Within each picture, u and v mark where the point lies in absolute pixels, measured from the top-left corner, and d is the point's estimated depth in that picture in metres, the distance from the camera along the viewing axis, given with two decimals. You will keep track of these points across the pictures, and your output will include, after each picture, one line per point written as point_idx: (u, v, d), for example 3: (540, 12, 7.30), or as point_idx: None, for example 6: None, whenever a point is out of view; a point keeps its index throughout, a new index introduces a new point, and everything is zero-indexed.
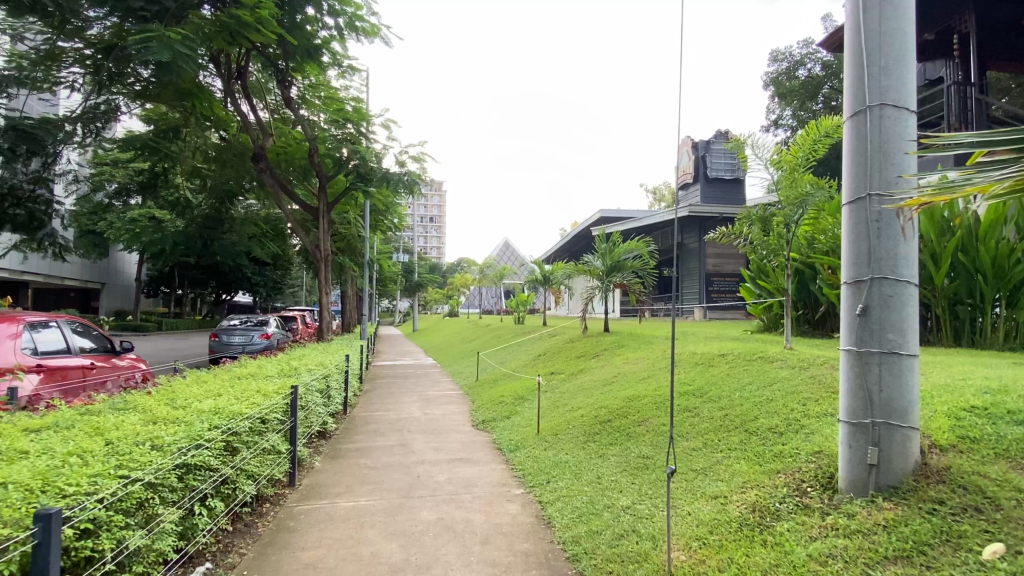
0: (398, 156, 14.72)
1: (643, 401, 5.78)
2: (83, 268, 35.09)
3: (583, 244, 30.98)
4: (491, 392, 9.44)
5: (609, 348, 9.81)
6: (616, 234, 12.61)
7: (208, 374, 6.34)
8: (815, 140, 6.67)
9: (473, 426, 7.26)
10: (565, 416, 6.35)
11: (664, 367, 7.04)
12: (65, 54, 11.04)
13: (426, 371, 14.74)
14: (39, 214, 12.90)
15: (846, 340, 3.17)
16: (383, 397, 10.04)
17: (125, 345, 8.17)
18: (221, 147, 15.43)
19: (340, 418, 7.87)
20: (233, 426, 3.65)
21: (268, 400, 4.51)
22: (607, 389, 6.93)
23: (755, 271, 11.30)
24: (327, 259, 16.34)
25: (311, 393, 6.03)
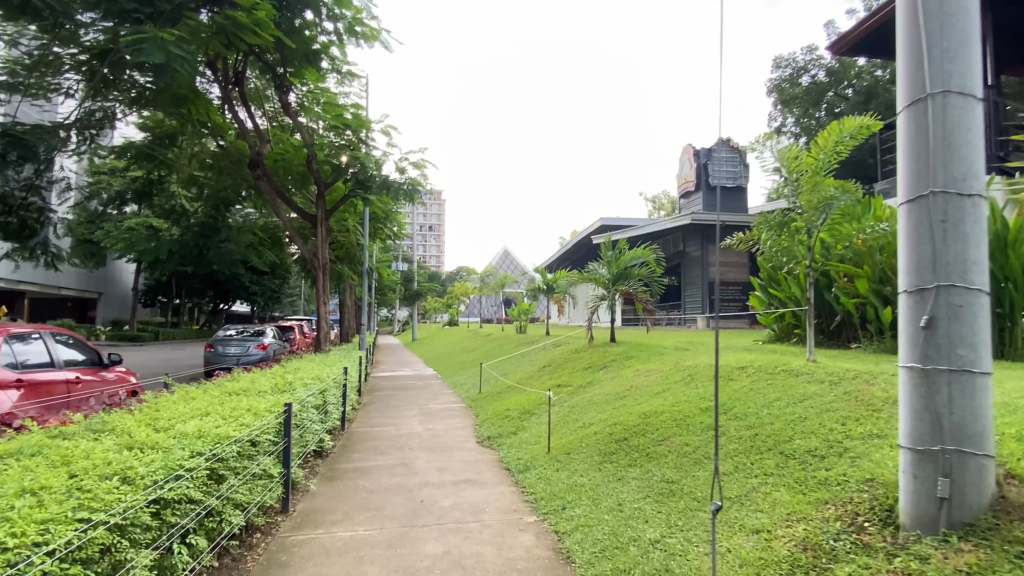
0: (398, 163, 14.41)
1: (661, 417, 5.42)
2: (79, 277, 34.74)
3: (584, 252, 30.70)
4: (495, 405, 9.06)
5: (619, 358, 9.44)
6: (622, 241, 12.27)
7: (198, 389, 5.97)
8: (837, 141, 6.34)
9: (478, 443, 6.88)
10: (577, 433, 5.98)
11: (679, 380, 6.67)
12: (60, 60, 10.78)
13: (427, 381, 14.36)
14: (31, 222, 12.56)
15: (907, 356, 2.82)
16: (383, 411, 9.65)
17: (113, 357, 7.77)
18: (218, 154, 15.15)
19: (337, 434, 7.47)
20: (219, 452, 3.28)
21: (260, 419, 4.14)
22: (620, 403, 6.55)
23: (766, 279, 11.03)
24: (325, 267, 15.98)
25: (307, 410, 5.64)
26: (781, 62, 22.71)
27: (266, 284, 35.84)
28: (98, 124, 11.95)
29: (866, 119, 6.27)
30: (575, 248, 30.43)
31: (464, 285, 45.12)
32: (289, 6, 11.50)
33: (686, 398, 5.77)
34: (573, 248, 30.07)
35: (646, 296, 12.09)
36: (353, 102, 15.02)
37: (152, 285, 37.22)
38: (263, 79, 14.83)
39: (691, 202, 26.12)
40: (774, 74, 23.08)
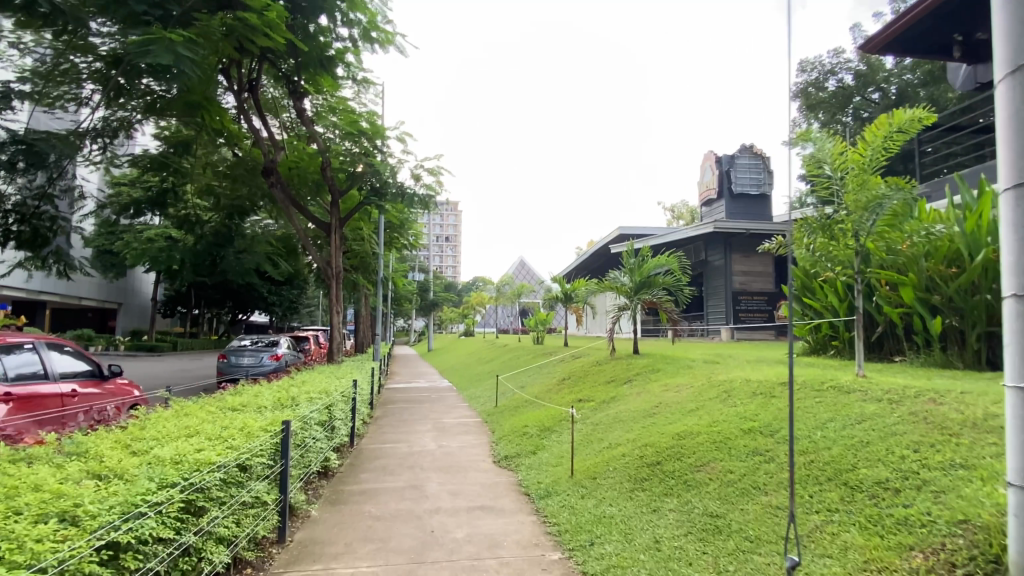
0: (413, 170, 14.06)
1: (696, 439, 4.92)
2: (99, 287, 35.02)
3: (602, 262, 30.20)
4: (512, 421, 8.57)
5: (643, 372, 8.90)
6: (645, 248, 11.76)
7: (196, 404, 5.58)
8: (886, 136, 5.83)
9: (494, 463, 6.40)
10: (604, 454, 5.48)
11: (713, 397, 6.14)
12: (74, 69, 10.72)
13: (441, 394, 13.93)
14: (44, 231, 12.32)
15: (1018, 375, 2.30)
16: (394, 426, 9.20)
17: (113, 368, 7.45)
18: (232, 163, 15.02)
19: (345, 452, 7.04)
20: (197, 482, 2.85)
21: (253, 441, 3.71)
22: (648, 422, 6.04)
23: (799, 287, 10.49)
24: (339, 276, 15.66)
25: (310, 427, 5.20)
26: (805, 65, 21.83)
27: (283, 294, 35.79)
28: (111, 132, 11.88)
29: (918, 111, 5.73)
30: (592, 258, 29.90)
31: (480, 295, 44.71)
32: (303, 11, 11.28)
33: (723, 418, 5.26)
34: (591, 257, 29.55)
35: (670, 305, 11.52)
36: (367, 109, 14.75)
37: (171, 296, 37.33)
38: (277, 87, 14.62)
39: (712, 210, 25.61)
40: (798, 77, 22.18)
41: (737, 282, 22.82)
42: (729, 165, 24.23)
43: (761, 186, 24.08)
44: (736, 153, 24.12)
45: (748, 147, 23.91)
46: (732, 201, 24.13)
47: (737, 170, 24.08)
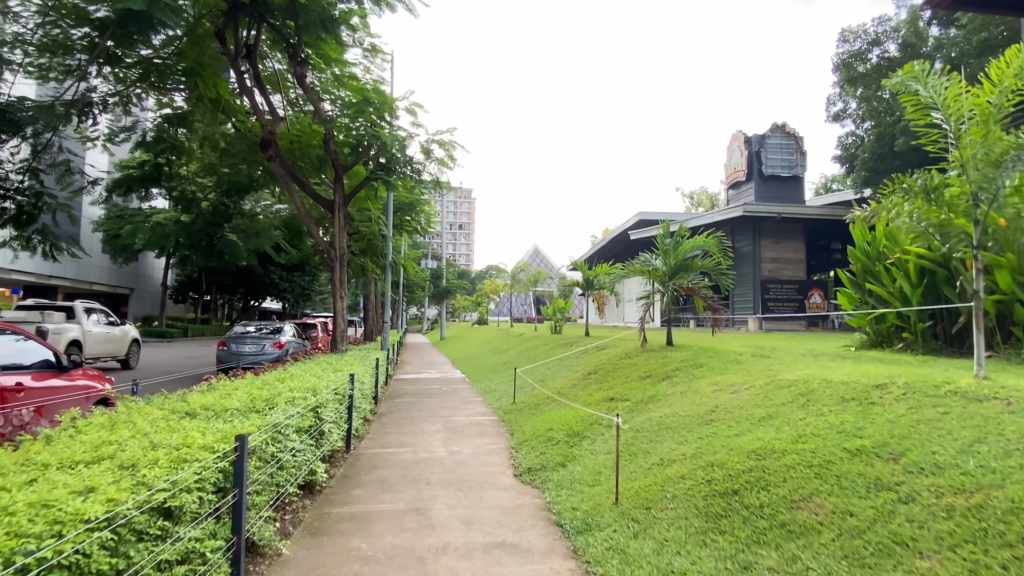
0: (424, 143, 12.93)
1: (782, 460, 3.82)
2: (110, 272, 34.60)
3: (623, 247, 28.90)
4: (533, 422, 7.42)
5: (685, 367, 7.71)
6: (683, 226, 10.44)
7: (148, 405, 4.51)
8: (1018, 74, 4.62)
9: (516, 478, 5.29)
10: (658, 473, 4.36)
11: (787, 402, 4.95)
12: (70, 43, 10.22)
13: (453, 386, 12.85)
14: (30, 207, 11.52)
15: None
16: (399, 425, 8.09)
17: (74, 358, 6.43)
18: (232, 137, 13.90)
19: (339, 459, 5.96)
20: (48, 559, 1.75)
21: (181, 472, 2.60)
22: (708, 431, 4.84)
23: (861, 272, 9.34)
24: (344, 259, 14.51)
25: (284, 439, 4.08)
26: (847, 35, 20.50)
27: (295, 280, 35.02)
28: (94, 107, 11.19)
29: None
30: (611, 245, 28.62)
31: (493, 282, 43.57)
32: None
33: (812, 432, 4.13)
34: (611, 243, 28.26)
35: (708, 291, 10.19)
36: (374, 80, 13.52)
37: (183, 281, 36.75)
38: (281, 55, 13.44)
39: (740, 193, 24.16)
40: (840, 48, 20.88)
41: (766, 269, 21.55)
42: (759, 145, 22.80)
43: (794, 168, 22.66)
44: (767, 133, 22.76)
45: (781, 125, 22.65)
46: (763, 184, 22.73)
47: (767, 151, 22.69)
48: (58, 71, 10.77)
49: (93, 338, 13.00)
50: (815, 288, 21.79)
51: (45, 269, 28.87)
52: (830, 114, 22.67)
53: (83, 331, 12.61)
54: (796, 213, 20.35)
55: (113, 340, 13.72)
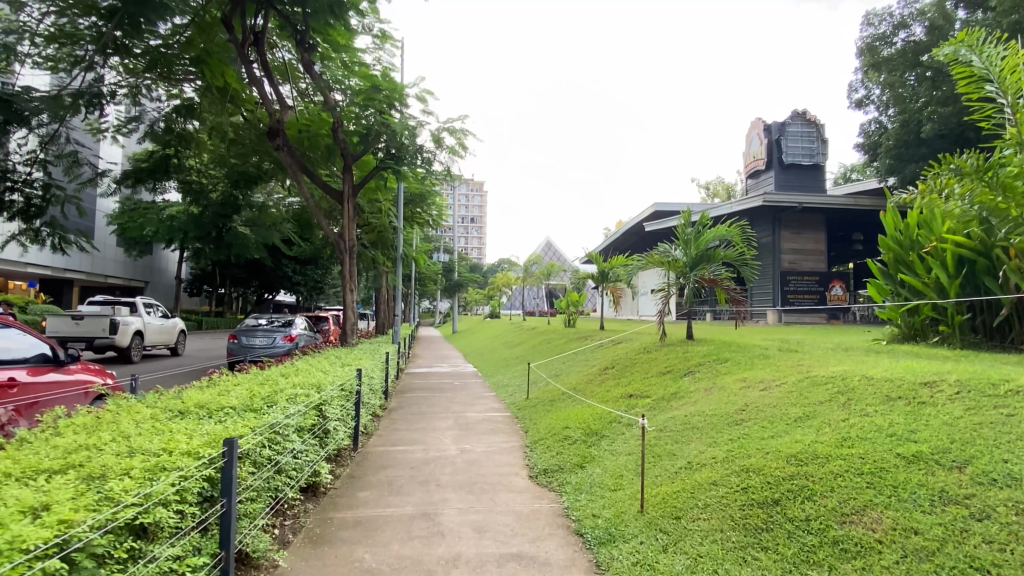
0: (435, 131, 12.60)
1: (825, 468, 3.47)
2: (124, 265, 34.72)
3: (638, 239, 28.42)
4: (547, 420, 7.08)
5: (708, 362, 7.34)
6: (705, 214, 10.03)
7: (142, 402, 4.26)
8: None
9: (531, 480, 4.97)
10: (687, 478, 4.02)
11: (826, 402, 4.57)
12: (79, 34, 10.11)
13: (465, 381, 12.56)
14: (37, 200, 11.40)
15: None
16: (408, 422, 7.80)
17: (71, 352, 6.19)
18: (240, 128, 13.63)
19: (345, 458, 5.68)
20: None
21: (156, 483, 2.32)
22: (739, 433, 4.48)
23: (893, 262, 8.88)
24: (353, 250, 14.21)
25: (283, 440, 3.80)
26: (872, 18, 19.82)
27: (308, 273, 34.86)
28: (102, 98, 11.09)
29: None
30: (626, 236, 28.16)
31: (505, 275, 43.20)
32: None
33: (857, 435, 3.78)
34: (625, 234, 27.79)
35: (729, 282, 9.79)
36: (384, 67, 13.19)
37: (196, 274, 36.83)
38: (290, 44, 13.17)
39: (759, 182, 23.57)
40: (865, 31, 20.23)
41: (786, 261, 21.03)
42: (779, 133, 22.27)
43: (815, 156, 22.05)
44: (787, 120, 22.13)
45: (801, 112, 22.03)
46: (782, 173, 22.16)
47: (787, 139, 22.10)
48: (67, 62, 10.65)
49: (151, 328, 14.86)
50: (836, 279, 20.92)
51: (60, 262, 29.00)
52: (853, 101, 22.01)
53: (143, 323, 14.44)
54: (817, 203, 19.79)
55: (166, 330, 15.59)
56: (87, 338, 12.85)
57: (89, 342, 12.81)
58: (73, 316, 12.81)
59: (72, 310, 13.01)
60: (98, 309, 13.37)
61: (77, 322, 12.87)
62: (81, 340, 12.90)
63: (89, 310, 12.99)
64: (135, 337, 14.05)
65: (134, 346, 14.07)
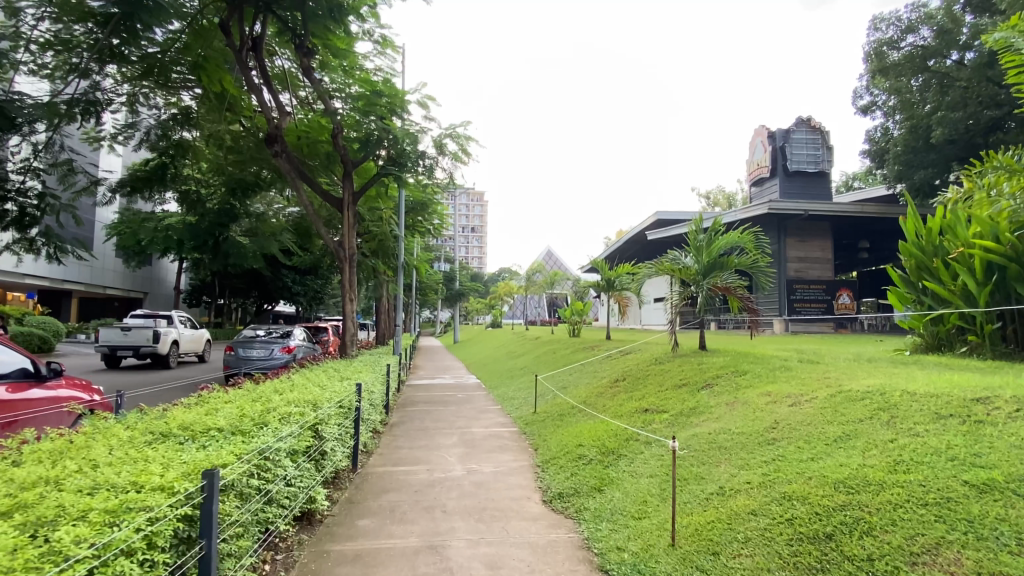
0: (438, 136, 12.29)
1: (879, 497, 3.13)
2: (123, 276, 34.42)
3: (641, 247, 28.15)
4: (558, 436, 6.70)
5: (726, 374, 6.97)
6: (718, 220, 9.68)
7: (121, 422, 3.88)
8: None
9: (546, 506, 4.59)
10: (722, 506, 3.65)
11: (868, 420, 4.20)
12: (74, 41, 9.83)
13: (469, 393, 12.16)
14: (31, 210, 11.03)
15: None
16: (411, 438, 7.41)
17: (54, 366, 5.78)
18: (238, 135, 13.27)
19: (343, 480, 5.29)
20: None
21: (116, 531, 1.94)
22: (775, 454, 4.12)
23: (914, 269, 8.54)
24: (354, 259, 13.85)
25: (275, 468, 3.41)
26: (879, 22, 19.58)
27: (308, 283, 34.46)
28: (99, 106, 10.81)
29: None
30: (628, 244, 27.90)
31: (508, 285, 42.76)
32: None
33: (912, 458, 3.43)
34: (628, 242, 27.46)
35: (743, 289, 9.39)
36: (385, 73, 12.91)
37: (196, 284, 36.51)
38: (289, 52, 12.89)
39: (764, 190, 23.28)
40: (872, 36, 19.97)
41: (792, 269, 20.75)
42: (783, 140, 22.01)
43: (820, 163, 21.77)
44: (792, 127, 21.86)
45: (806, 119, 21.76)
46: (787, 180, 21.88)
47: (792, 146, 21.82)
48: (63, 69, 10.35)
49: (185, 339, 17.26)
50: (843, 288, 20.57)
51: (57, 272, 28.71)
52: (860, 106, 21.74)
53: (178, 333, 16.89)
54: (825, 211, 19.48)
55: (196, 339, 18.11)
56: (134, 346, 15.37)
57: (137, 350, 15.45)
58: (123, 328, 15.40)
59: (121, 323, 15.57)
60: (141, 321, 15.87)
61: (125, 333, 15.38)
62: (129, 348, 15.36)
63: (135, 323, 15.49)
64: (172, 345, 16.54)
65: (171, 353, 16.43)
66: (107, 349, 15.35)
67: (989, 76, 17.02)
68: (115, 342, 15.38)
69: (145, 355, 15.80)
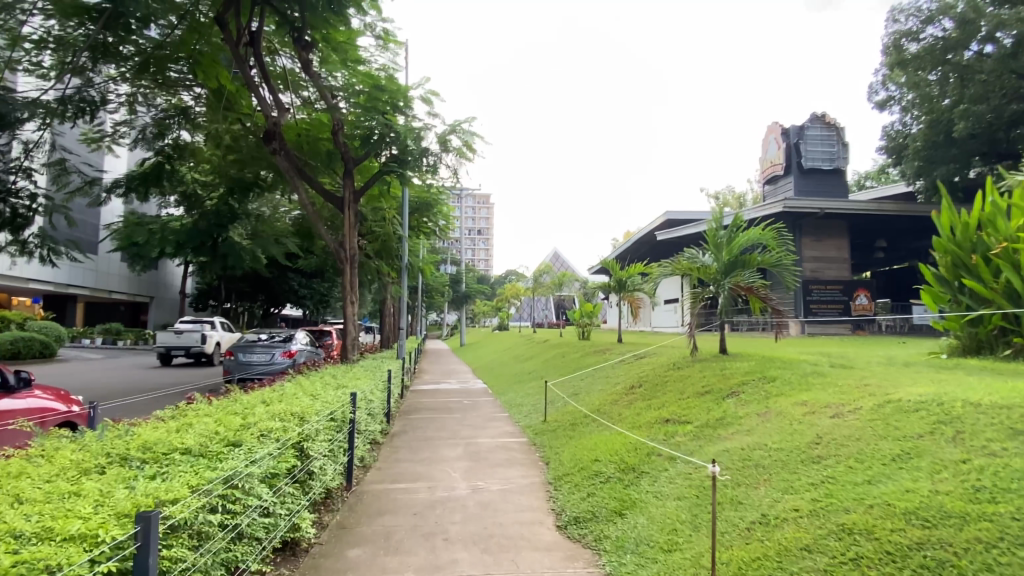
0: (443, 132, 11.83)
1: (966, 534, 2.62)
2: (129, 280, 34.28)
3: (650, 248, 27.79)
4: (571, 449, 6.17)
5: (753, 381, 6.42)
6: (739, 215, 9.18)
7: (78, 442, 3.41)
8: None
9: (560, 534, 4.07)
10: (769, 540, 3.12)
11: (932, 437, 3.65)
12: (70, 40, 9.34)
13: (475, 399, 11.64)
14: (23, 210, 10.64)
15: None
16: (414, 450, 6.92)
17: (22, 375, 5.30)
18: (237, 133, 12.49)
19: (336, 500, 4.81)
20: None
21: None
22: (824, 476, 3.59)
23: (948, 265, 8.00)
24: (355, 260, 13.33)
25: (244, 497, 2.92)
26: (898, 14, 19.05)
27: (315, 288, 33.80)
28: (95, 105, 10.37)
29: None
30: (637, 245, 27.53)
31: (515, 287, 42.24)
32: None
33: (994, 485, 2.92)
34: (638, 243, 26.93)
35: (766, 290, 8.84)
36: (387, 69, 12.46)
37: (202, 289, 36.32)
38: (290, 51, 12.45)
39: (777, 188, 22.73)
40: (891, 28, 19.43)
41: (807, 269, 20.18)
42: (797, 137, 21.46)
43: (835, 160, 21.19)
44: (806, 124, 21.30)
45: (821, 115, 21.19)
46: (802, 178, 21.32)
47: (807, 143, 21.25)
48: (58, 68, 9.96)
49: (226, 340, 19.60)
50: (861, 288, 19.87)
51: (63, 277, 28.56)
52: (877, 102, 21.14)
53: (222, 335, 19.28)
54: (841, 209, 18.87)
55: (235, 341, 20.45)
56: (185, 346, 17.89)
57: (187, 350, 17.99)
58: (176, 331, 18.00)
59: (174, 327, 18.09)
60: (192, 325, 18.50)
61: (178, 335, 17.93)
62: (181, 348, 17.97)
63: (185, 326, 18.09)
64: (216, 346, 18.88)
65: (214, 353, 18.79)
66: (163, 349, 17.97)
67: (1013, 68, 16.58)
68: (170, 343, 18.04)
69: (194, 354, 18.31)
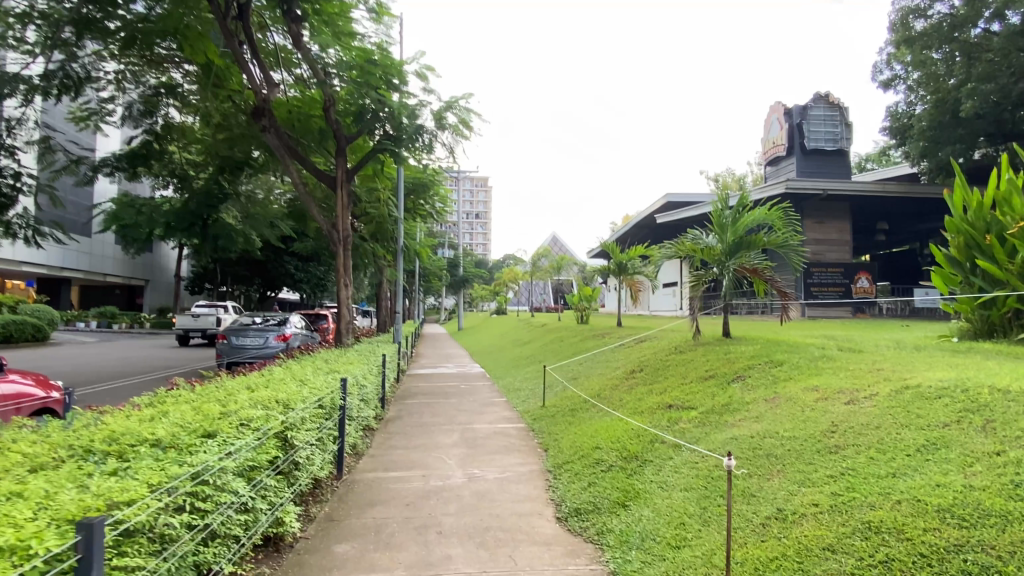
0: (439, 110, 11.47)
1: (1010, 536, 2.38)
2: (124, 263, 33.92)
3: (651, 231, 27.52)
4: (572, 436, 5.93)
5: (760, 365, 6.18)
6: (745, 194, 8.86)
7: (39, 433, 3.15)
8: None
9: (560, 528, 3.83)
10: (787, 538, 2.89)
11: (961, 427, 3.40)
12: (54, 12, 8.99)
13: (472, 384, 11.41)
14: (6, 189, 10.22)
15: None
16: (409, 436, 6.69)
17: None
18: (225, 110, 12.02)
19: (324, 491, 4.57)
20: None
21: None
22: (843, 467, 3.35)
23: (959, 245, 7.74)
24: (348, 241, 13.00)
25: (215, 492, 2.66)
26: None
27: (311, 270, 33.53)
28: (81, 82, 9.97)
29: None
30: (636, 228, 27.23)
31: (513, 270, 41.92)
32: None
33: None
34: (637, 226, 26.65)
35: (771, 271, 8.60)
36: (381, 43, 12.02)
37: (197, 272, 35.98)
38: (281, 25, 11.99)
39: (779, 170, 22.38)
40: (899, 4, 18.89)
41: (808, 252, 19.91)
42: (800, 117, 21.03)
43: (839, 141, 20.79)
44: (809, 103, 20.86)
45: (825, 95, 20.75)
46: (804, 159, 20.94)
47: (810, 123, 20.82)
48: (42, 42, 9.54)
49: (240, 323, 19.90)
50: (862, 271, 19.66)
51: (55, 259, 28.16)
52: (883, 80, 20.67)
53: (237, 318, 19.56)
54: (844, 190, 18.54)
55: None
56: (203, 329, 18.20)
57: (204, 332, 18.30)
58: (194, 314, 18.30)
59: (191, 310, 18.36)
60: (207, 308, 18.83)
61: (195, 318, 18.24)
62: (199, 330, 18.28)
63: (203, 310, 18.41)
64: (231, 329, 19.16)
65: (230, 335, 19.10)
66: (181, 332, 18.27)
67: None
68: (187, 325, 18.34)
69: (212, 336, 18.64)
